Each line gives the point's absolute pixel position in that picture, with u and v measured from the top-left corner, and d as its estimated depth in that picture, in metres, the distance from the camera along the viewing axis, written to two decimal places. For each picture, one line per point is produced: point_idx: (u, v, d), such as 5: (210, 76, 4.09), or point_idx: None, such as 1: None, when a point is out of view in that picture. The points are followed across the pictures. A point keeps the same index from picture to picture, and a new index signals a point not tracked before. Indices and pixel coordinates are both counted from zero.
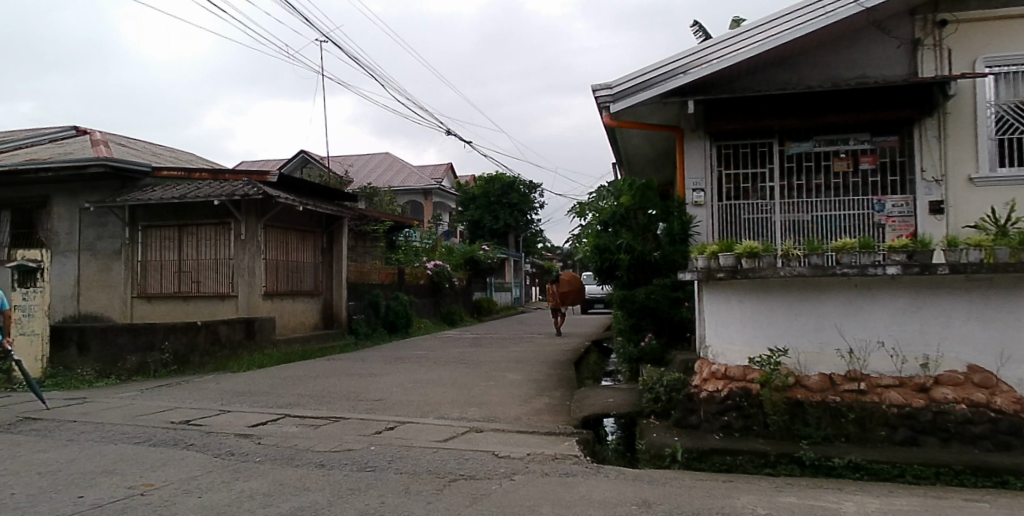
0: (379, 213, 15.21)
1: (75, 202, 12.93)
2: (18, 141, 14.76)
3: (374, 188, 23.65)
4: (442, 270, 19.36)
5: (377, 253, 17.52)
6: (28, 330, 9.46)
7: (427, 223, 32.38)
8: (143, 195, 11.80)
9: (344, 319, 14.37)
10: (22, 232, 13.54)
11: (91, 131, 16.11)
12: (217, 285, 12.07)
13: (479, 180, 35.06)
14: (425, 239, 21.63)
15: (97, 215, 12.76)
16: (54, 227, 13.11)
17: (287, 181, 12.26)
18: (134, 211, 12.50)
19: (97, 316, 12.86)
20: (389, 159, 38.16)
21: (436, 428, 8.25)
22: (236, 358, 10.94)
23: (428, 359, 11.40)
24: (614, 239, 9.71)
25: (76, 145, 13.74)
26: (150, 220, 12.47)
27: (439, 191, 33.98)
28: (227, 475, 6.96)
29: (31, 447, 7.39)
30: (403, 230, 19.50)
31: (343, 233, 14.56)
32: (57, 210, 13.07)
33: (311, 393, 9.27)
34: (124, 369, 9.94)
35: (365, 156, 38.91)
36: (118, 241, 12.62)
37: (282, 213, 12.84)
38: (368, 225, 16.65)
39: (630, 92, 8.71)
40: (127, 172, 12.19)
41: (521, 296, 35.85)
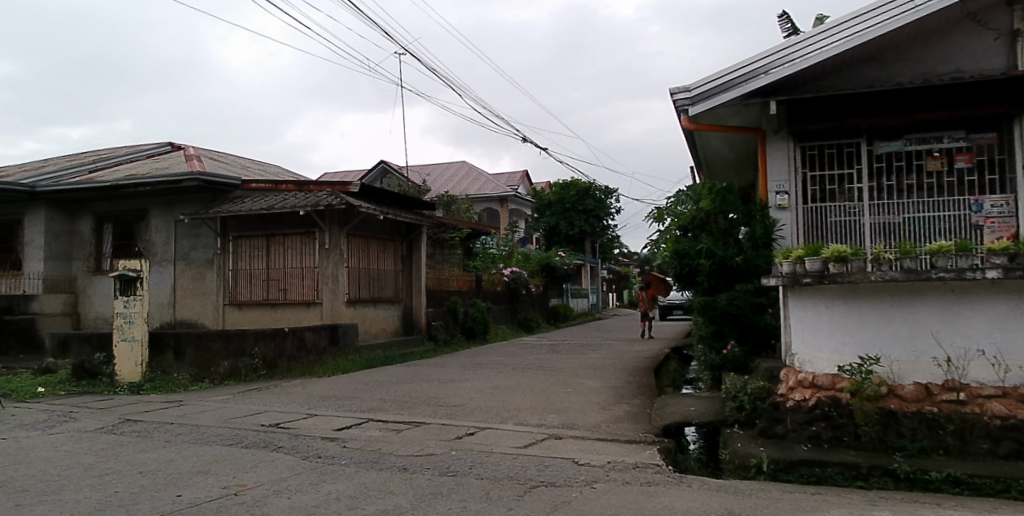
0: (456, 220, 15.39)
1: (171, 215, 13.61)
2: (118, 158, 15.65)
3: (451, 195, 23.93)
4: (519, 276, 19.55)
5: (456, 260, 17.72)
6: (129, 336, 9.95)
7: (501, 230, 32.60)
8: (233, 207, 12.29)
9: (423, 326, 14.58)
10: (122, 243, 14.33)
11: (184, 146, 16.94)
12: (302, 293, 12.45)
13: (555, 186, 34.87)
14: (503, 245, 21.82)
15: (191, 227, 13.38)
16: (152, 238, 13.82)
17: (369, 191, 12.52)
18: (225, 222, 13.04)
19: (191, 323, 13.47)
20: (464, 167, 38.64)
21: (515, 435, 8.27)
22: (322, 363, 11.25)
23: (508, 365, 11.45)
24: (694, 244, 9.60)
25: (171, 160, 14.47)
26: (239, 230, 12.96)
27: (516, 197, 34.57)
28: (315, 477, 7.15)
29: (132, 448, 7.78)
30: (481, 237, 19.52)
31: (422, 240, 14.80)
32: (154, 222, 13.78)
33: (394, 397, 9.44)
34: (217, 373, 10.33)
35: (441, 165, 39.54)
36: (211, 250, 13.19)
37: (363, 222, 13.15)
38: (447, 232, 16.86)
39: (708, 94, 8.61)
40: (219, 185, 12.73)
41: (597, 303, 35.62)
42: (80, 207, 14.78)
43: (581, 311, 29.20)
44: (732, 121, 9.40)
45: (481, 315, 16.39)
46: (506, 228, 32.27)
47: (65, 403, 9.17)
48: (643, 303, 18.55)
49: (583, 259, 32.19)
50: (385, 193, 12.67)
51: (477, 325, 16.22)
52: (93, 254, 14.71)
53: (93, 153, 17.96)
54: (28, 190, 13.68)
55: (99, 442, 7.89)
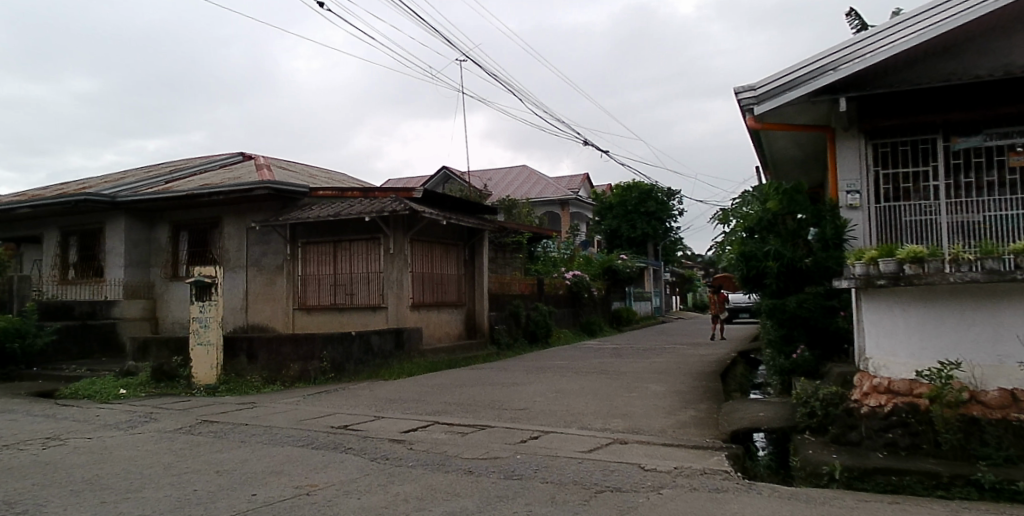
0: (518, 224, 15.40)
1: (242, 222, 14.06)
2: (193, 169, 16.26)
3: (513, 200, 24.02)
4: (581, 280, 19.45)
5: (517, 264, 17.80)
6: (205, 340, 10.31)
7: (562, 234, 32.54)
8: (301, 214, 12.64)
9: (486, 329, 14.66)
10: (196, 250, 14.88)
11: (254, 156, 17.47)
12: (368, 297, 12.70)
13: (617, 188, 34.68)
14: (564, 249, 21.88)
15: (261, 234, 13.80)
16: (225, 245, 14.30)
17: (432, 196, 12.66)
18: (294, 229, 13.39)
19: (261, 327, 13.90)
20: (524, 171, 38.71)
21: (580, 439, 8.23)
22: (388, 366, 11.45)
23: (573, 369, 11.42)
24: (761, 245, 9.36)
25: (242, 170, 14.95)
26: (308, 236, 13.30)
27: (576, 201, 34.79)
28: (384, 479, 7.27)
29: (209, 448, 8.05)
30: (543, 241, 19.94)
31: (484, 245, 14.86)
32: (226, 230, 14.26)
33: (458, 400, 9.52)
34: (287, 376, 10.60)
35: (502, 170, 39.73)
36: (281, 256, 13.58)
37: (426, 227, 13.32)
38: (508, 237, 16.95)
39: (775, 93, 8.46)
40: (288, 193, 13.08)
41: (660, 306, 35.17)
42: (158, 216, 15.42)
43: (644, 315, 28.86)
44: (799, 119, 9.20)
45: (544, 318, 16.41)
46: (567, 232, 32.20)
47: (146, 404, 9.57)
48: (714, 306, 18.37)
49: (645, 261, 31.84)
50: (448, 198, 12.79)
51: (540, 329, 16.23)
52: (170, 261, 15.30)
53: (169, 163, 18.69)
54: (110, 201, 14.34)
55: (177, 442, 8.19)
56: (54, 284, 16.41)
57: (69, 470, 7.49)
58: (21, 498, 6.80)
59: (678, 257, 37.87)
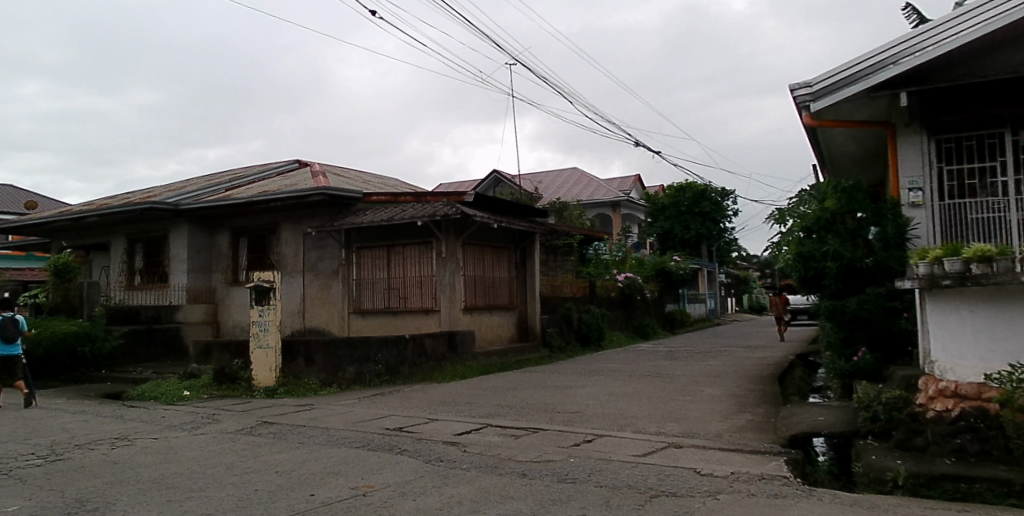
0: (569, 227, 15.36)
1: (299, 228, 14.38)
2: (251, 176, 16.70)
3: (564, 202, 23.99)
4: (634, 282, 19.34)
5: (569, 267, 17.80)
6: (264, 344, 10.53)
7: (613, 236, 32.37)
8: (355, 219, 12.85)
9: (538, 333, 14.67)
10: (255, 255, 15.28)
11: (309, 163, 17.84)
12: (422, 301, 12.84)
13: (670, 188, 34.27)
14: (615, 251, 21.88)
15: (317, 239, 14.08)
16: (282, 250, 14.63)
17: (484, 200, 12.71)
18: (349, 234, 13.63)
19: (317, 330, 14.19)
20: (575, 174, 38.61)
21: (634, 443, 8.17)
22: (441, 369, 11.58)
23: (627, 372, 11.35)
24: (819, 245, 9.11)
25: (297, 177, 15.29)
26: (362, 241, 13.52)
27: (628, 202, 34.67)
28: (438, 481, 7.33)
29: (269, 448, 8.25)
30: (594, 243, 20.09)
31: (536, 248, 14.87)
32: (284, 236, 14.60)
33: (511, 403, 9.55)
34: (344, 378, 10.78)
35: (552, 173, 39.70)
36: (336, 261, 13.84)
37: (478, 231, 13.39)
38: (560, 239, 16.96)
39: (832, 89, 8.25)
40: (342, 199, 13.29)
41: (715, 308, 34.64)
42: (218, 222, 15.88)
43: (699, 317, 28.48)
44: (858, 116, 8.98)
45: (595, 321, 16.35)
46: (618, 234, 32.00)
47: (208, 405, 9.86)
48: (777, 309, 18.57)
49: (697, 262, 31.41)
50: (500, 201, 12.83)
51: (592, 332, 16.17)
52: (229, 266, 15.75)
53: (228, 171, 19.23)
54: (173, 209, 14.84)
55: (239, 443, 8.41)
56: (120, 289, 17.06)
57: (137, 469, 7.76)
58: (93, 496, 7.07)
59: (731, 258, 37.19)
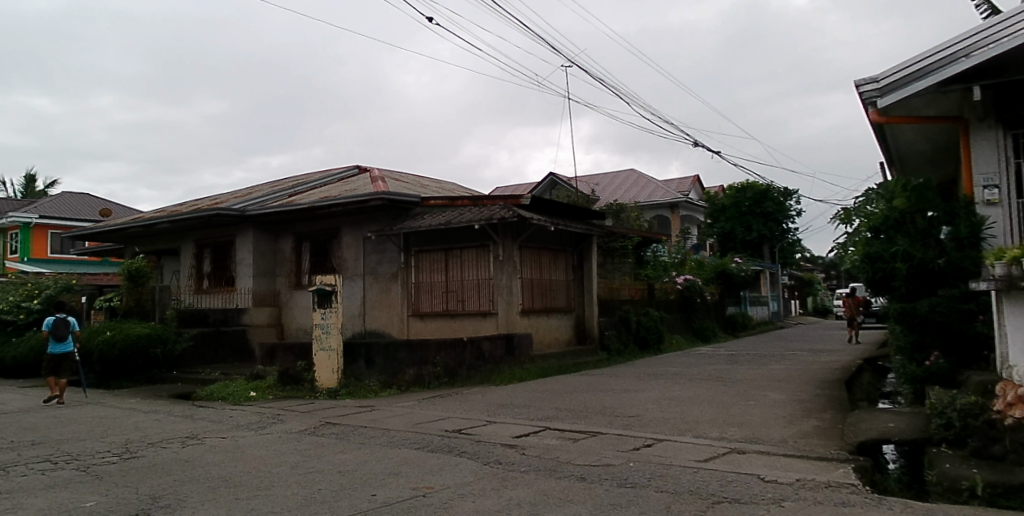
0: (627, 229, 15.24)
1: (359, 232, 14.64)
2: (312, 183, 17.08)
3: (621, 204, 23.81)
4: (693, 284, 19.13)
5: (627, 269, 17.68)
6: (327, 346, 10.74)
7: (672, 238, 32.01)
8: (413, 223, 13.03)
9: (596, 336, 14.58)
10: (317, 260, 15.63)
11: (369, 169, 18.14)
12: (480, 303, 12.92)
13: (730, 189, 33.67)
14: (674, 253, 21.74)
15: (377, 243, 14.34)
16: (343, 254, 14.93)
17: (541, 203, 12.70)
18: (407, 238, 13.82)
19: (377, 333, 14.41)
20: (632, 176, 38.31)
21: (695, 448, 8.05)
22: (499, 372, 11.62)
23: (688, 376, 11.18)
24: (887, 246, 8.84)
25: (357, 182, 15.56)
26: (421, 244, 13.71)
27: (687, 202, 33.74)
28: (497, 483, 7.35)
29: (332, 449, 8.41)
30: (653, 245, 19.91)
31: (593, 250, 14.81)
32: (345, 241, 14.88)
33: (570, 406, 9.52)
34: (404, 380, 10.91)
35: (609, 174, 39.46)
36: (396, 264, 14.05)
37: (535, 234, 13.41)
38: (617, 241, 16.87)
39: (900, 83, 7.98)
40: (401, 203, 13.49)
41: (779, 311, 33.81)
42: (281, 228, 16.29)
43: (761, 319, 27.86)
44: (928, 112, 8.69)
45: (654, 324, 16.17)
46: (677, 236, 31.63)
47: (273, 406, 10.11)
48: (848, 310, 18.14)
49: (759, 264, 30.73)
50: (557, 204, 12.80)
51: (650, 335, 15.99)
52: (293, 270, 16.14)
53: (290, 177, 19.70)
54: (239, 215, 15.28)
55: (302, 443, 8.59)
56: (190, 292, 17.66)
57: (205, 467, 8.00)
58: (165, 493, 7.32)
59: (793, 259, 36.26)
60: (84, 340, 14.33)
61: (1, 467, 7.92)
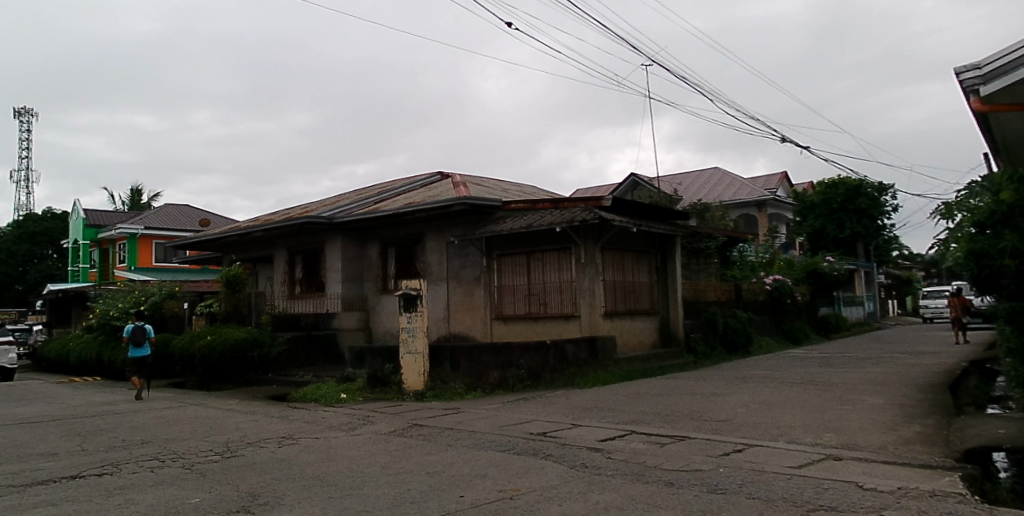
0: (712, 229, 14.95)
1: (442, 238, 14.90)
2: (397, 189, 17.48)
3: (706, 203, 23.32)
4: (783, 284, 18.53)
5: (712, 271, 17.32)
6: (413, 349, 10.96)
7: (758, 237, 31.11)
8: (495, 227, 13.16)
9: (682, 338, 14.35)
10: (401, 265, 15.99)
11: (451, 175, 18.41)
12: (562, 306, 12.91)
13: (820, 185, 32.40)
14: (761, 253, 21.43)
15: (459, 248, 14.56)
16: (427, 259, 15.23)
17: (622, 204, 12.58)
18: (489, 242, 13.97)
19: (460, 336, 14.61)
20: (716, 175, 37.54)
21: (788, 453, 7.80)
22: (583, 375, 11.59)
23: (780, 379, 10.87)
24: (995, 242, 8.25)
25: (440, 188, 15.82)
26: (503, 248, 13.83)
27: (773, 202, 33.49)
28: (583, 486, 7.30)
29: (420, 450, 8.57)
30: (739, 245, 19.47)
31: (677, 252, 14.60)
32: (428, 246, 15.19)
33: (657, 410, 9.39)
34: (488, 383, 11.02)
35: (691, 174, 38.81)
36: (478, 268, 14.21)
37: (617, 236, 13.32)
38: (701, 242, 16.58)
39: (1006, 70, 7.56)
40: (483, 207, 13.64)
41: (874, 311, 32.25)
42: (367, 234, 16.73)
43: (856, 320, 26.65)
44: None
45: (742, 326, 15.74)
46: (763, 236, 30.70)
47: (363, 407, 10.41)
48: (955, 309, 17.41)
49: (850, 261, 29.40)
50: (639, 205, 12.66)
51: (738, 337, 15.56)
52: (378, 275, 16.54)
53: (375, 185, 20.24)
54: (328, 222, 15.81)
55: (391, 444, 8.80)
56: (281, 298, 18.36)
57: (300, 466, 8.29)
58: (263, 490, 7.63)
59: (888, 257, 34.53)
60: (187, 344, 15.18)
61: (114, 464, 8.44)
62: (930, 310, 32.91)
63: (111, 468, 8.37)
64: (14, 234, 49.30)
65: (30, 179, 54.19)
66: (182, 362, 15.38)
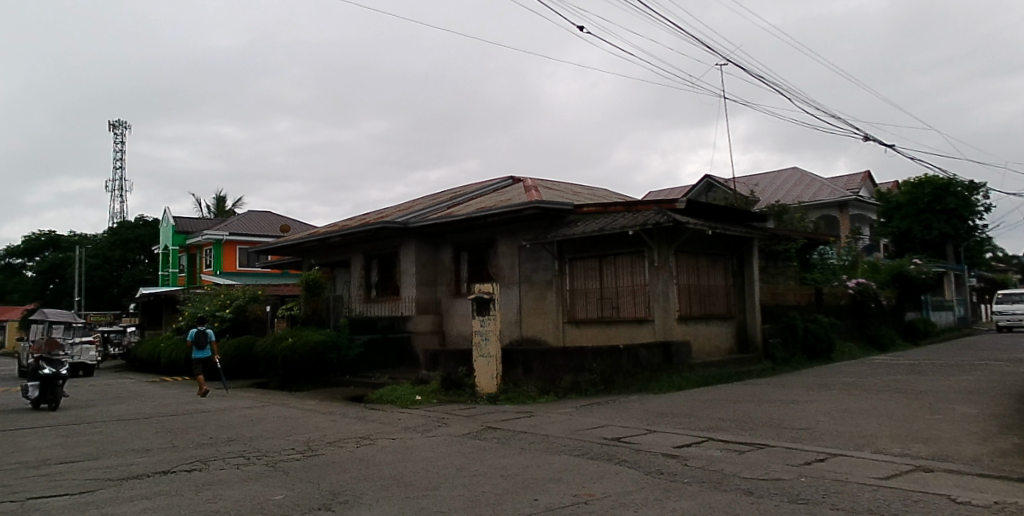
0: (791, 232, 14.55)
1: (514, 241, 15.01)
2: (469, 194, 17.65)
3: (784, 205, 22.69)
4: (867, 288, 17.68)
5: (791, 274, 16.88)
6: (485, 352, 11.09)
7: (839, 239, 30.13)
8: (567, 231, 13.16)
9: (760, 344, 14.04)
10: (473, 268, 16.18)
11: (522, 179, 18.47)
12: (635, 310, 12.79)
13: (905, 185, 31.19)
14: (843, 257, 20.79)
15: (531, 251, 14.64)
16: (499, 263, 15.37)
17: (696, 207, 12.36)
18: (561, 246, 13.98)
19: (532, 339, 14.66)
20: (795, 174, 36.72)
21: (874, 464, 7.51)
22: (658, 380, 11.46)
23: (865, 387, 10.50)
24: None
25: (511, 193, 15.90)
26: (575, 252, 13.83)
27: (857, 203, 32.63)
28: (659, 493, 7.19)
29: (494, 452, 8.63)
30: (820, 247, 18.96)
31: (755, 255, 14.29)
32: (500, 250, 15.32)
33: (735, 417, 9.21)
34: (561, 386, 11.03)
35: (768, 174, 38.02)
36: (550, 272, 14.26)
37: (691, 239, 13.12)
38: (780, 244, 16.19)
39: None
40: (555, 211, 13.66)
41: (966, 316, 30.72)
42: (440, 238, 16.98)
43: (946, 326, 25.42)
44: None
45: (824, 331, 15.22)
46: (845, 238, 29.72)
47: (439, 410, 10.57)
48: None
49: (938, 263, 28.03)
50: (714, 207, 12.42)
51: (820, 343, 15.07)
52: (451, 279, 16.76)
53: (447, 190, 20.49)
54: (402, 227, 16.09)
55: (466, 446, 8.89)
56: (357, 301, 18.83)
57: (378, 466, 8.48)
58: (343, 489, 7.83)
59: (979, 258, 32.71)
60: (270, 346, 15.77)
61: (203, 461, 8.81)
62: (1006, 319, 30.06)
63: (200, 464, 8.73)
64: (109, 240, 52.13)
65: (124, 188, 56.96)
66: (264, 363, 15.98)
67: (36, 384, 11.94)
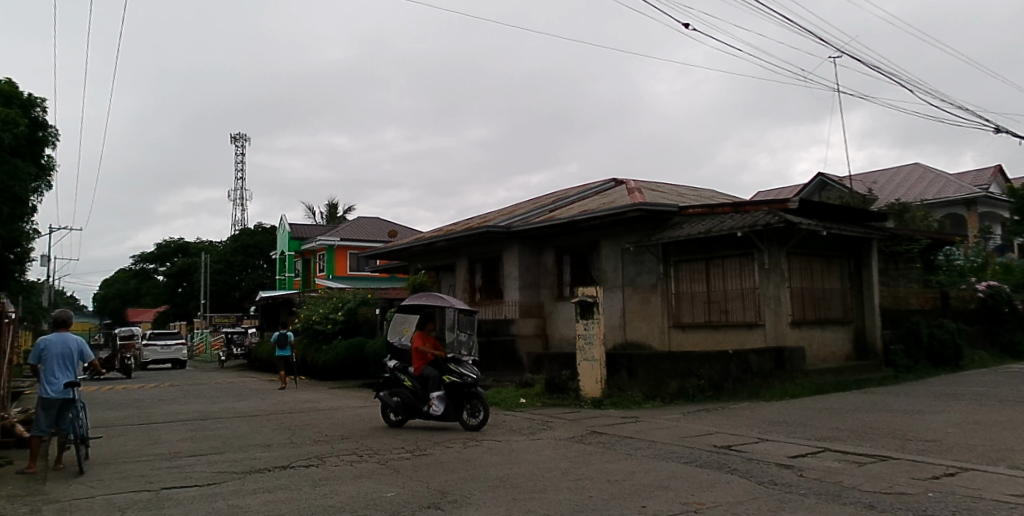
0: (914, 231, 13.75)
1: (617, 245, 14.92)
2: (570, 197, 17.68)
3: (906, 203, 21.55)
4: (999, 291, 16.71)
5: (914, 276, 15.99)
6: (589, 356, 11.09)
7: (967, 239, 28.22)
8: (673, 233, 12.95)
9: (880, 350, 13.36)
10: (575, 271, 16.19)
11: (625, 181, 18.33)
12: (745, 314, 12.44)
13: None
14: (971, 257, 19.53)
15: (635, 254, 14.51)
16: (602, 265, 15.33)
17: (810, 206, 11.86)
18: (666, 249, 13.79)
19: (637, 344, 14.51)
20: (917, 170, 34.87)
21: (1013, 481, 6.95)
22: (770, 386, 11.11)
23: (1001, 398, 9.75)
24: None
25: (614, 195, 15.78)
26: (680, 255, 13.62)
27: (987, 199, 30.70)
28: (773, 503, 6.95)
29: (601, 457, 8.60)
30: (947, 248, 17.95)
31: (874, 257, 13.62)
32: (603, 252, 15.27)
33: (854, 427, 8.80)
34: (668, 392, 10.88)
35: (886, 171, 36.21)
36: (655, 276, 14.10)
37: (805, 240, 12.63)
38: (901, 245, 15.45)
39: None
40: (660, 213, 13.46)
41: None
42: (542, 242, 17.09)
43: None
44: None
45: (951, 337, 14.26)
46: (974, 237, 27.85)
47: (544, 413, 10.66)
48: None
49: None
50: (829, 207, 11.90)
51: (947, 350, 14.12)
52: (554, 283, 16.82)
53: (550, 194, 20.59)
54: (504, 231, 16.30)
55: (571, 450, 8.91)
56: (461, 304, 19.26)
57: (485, 467, 8.62)
58: (451, 489, 8.00)
59: None
60: None
61: (319, 457, 9.25)
62: None
63: (316, 460, 9.16)
64: (228, 246, 55.80)
65: (243, 198, 60.58)
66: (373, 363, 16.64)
67: (447, 395, 9.89)
